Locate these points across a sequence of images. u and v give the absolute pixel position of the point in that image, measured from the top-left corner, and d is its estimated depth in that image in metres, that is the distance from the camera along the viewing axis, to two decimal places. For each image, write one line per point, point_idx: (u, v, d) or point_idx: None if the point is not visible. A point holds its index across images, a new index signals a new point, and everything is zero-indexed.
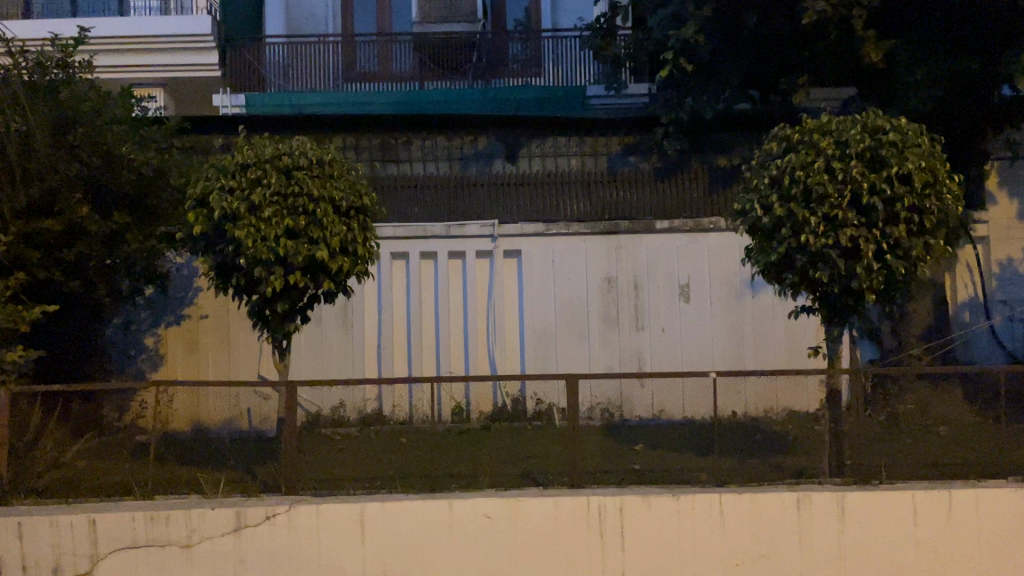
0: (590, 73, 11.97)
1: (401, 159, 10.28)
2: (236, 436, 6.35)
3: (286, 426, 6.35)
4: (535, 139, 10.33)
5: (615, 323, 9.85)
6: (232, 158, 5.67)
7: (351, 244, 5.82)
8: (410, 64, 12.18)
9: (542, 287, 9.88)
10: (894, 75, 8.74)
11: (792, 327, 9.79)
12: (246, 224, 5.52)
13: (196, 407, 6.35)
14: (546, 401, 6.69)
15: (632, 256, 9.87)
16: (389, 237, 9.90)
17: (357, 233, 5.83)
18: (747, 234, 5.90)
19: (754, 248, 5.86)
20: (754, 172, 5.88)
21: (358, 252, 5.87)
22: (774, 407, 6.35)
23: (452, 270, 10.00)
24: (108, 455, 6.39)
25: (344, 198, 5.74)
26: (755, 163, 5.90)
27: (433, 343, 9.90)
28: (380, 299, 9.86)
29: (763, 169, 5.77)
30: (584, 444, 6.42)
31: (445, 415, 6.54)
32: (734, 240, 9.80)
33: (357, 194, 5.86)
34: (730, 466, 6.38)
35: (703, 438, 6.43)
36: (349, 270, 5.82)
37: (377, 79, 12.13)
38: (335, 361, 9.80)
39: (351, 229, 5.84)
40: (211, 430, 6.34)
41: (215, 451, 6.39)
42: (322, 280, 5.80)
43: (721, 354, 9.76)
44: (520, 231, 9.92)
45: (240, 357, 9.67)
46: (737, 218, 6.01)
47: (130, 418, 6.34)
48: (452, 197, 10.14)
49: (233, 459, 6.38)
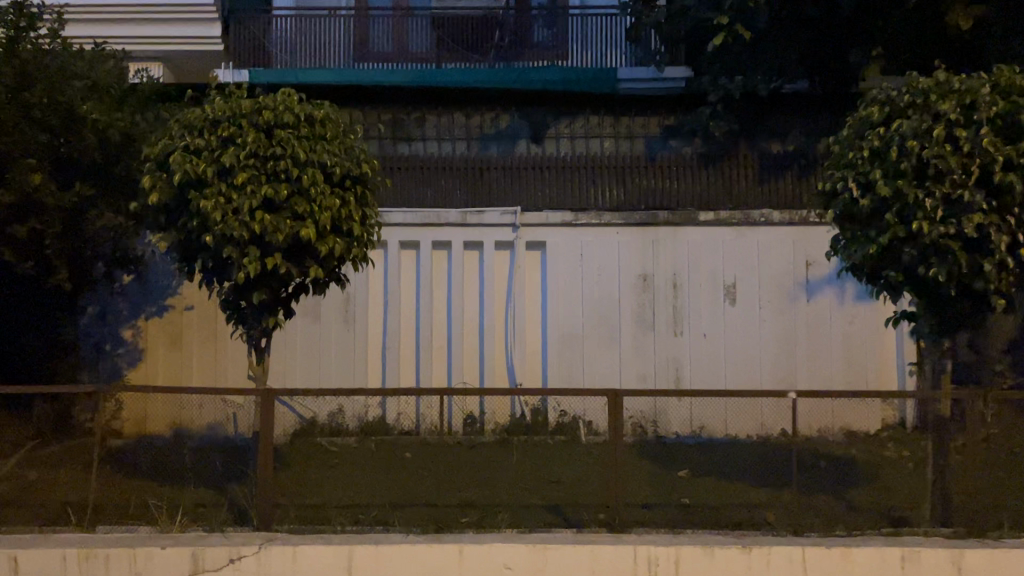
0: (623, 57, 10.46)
1: (415, 138, 9.22)
2: (198, 450, 5.36)
3: (262, 442, 5.31)
4: (563, 117, 9.24)
5: (650, 328, 8.72)
6: (200, 112, 4.60)
7: (346, 223, 4.74)
8: (427, 42, 10.78)
9: (569, 285, 8.77)
10: (983, 47, 7.56)
11: (852, 334, 8.64)
12: (214, 193, 4.46)
13: (146, 414, 5.31)
14: (570, 412, 5.99)
15: (671, 251, 8.74)
16: (398, 224, 8.80)
17: (354, 210, 4.75)
18: (834, 221, 4.77)
19: (842, 240, 4.75)
20: (846, 145, 4.76)
21: (354, 232, 4.79)
22: (831, 426, 5.44)
23: (468, 263, 8.89)
24: (51, 471, 5.38)
25: (339, 165, 4.66)
26: (847, 133, 4.78)
27: (444, 346, 8.81)
28: (385, 292, 8.79)
29: (857, 142, 4.66)
30: (625, 466, 5.41)
31: (455, 426, 5.67)
32: (788, 237, 8.67)
33: (355, 159, 4.80)
34: (799, 504, 5.32)
35: (759, 461, 5.42)
36: (343, 254, 4.73)
37: (391, 59, 10.74)
38: (334, 363, 8.75)
39: (347, 203, 4.76)
40: (161, 439, 5.34)
41: (176, 469, 5.38)
42: (308, 264, 4.74)
43: (771, 367, 8.64)
44: (545, 220, 8.78)
45: (225, 355, 8.62)
46: (821, 202, 4.90)
47: (78, 427, 5.33)
48: (469, 181, 9.04)
49: (193, 478, 5.40)
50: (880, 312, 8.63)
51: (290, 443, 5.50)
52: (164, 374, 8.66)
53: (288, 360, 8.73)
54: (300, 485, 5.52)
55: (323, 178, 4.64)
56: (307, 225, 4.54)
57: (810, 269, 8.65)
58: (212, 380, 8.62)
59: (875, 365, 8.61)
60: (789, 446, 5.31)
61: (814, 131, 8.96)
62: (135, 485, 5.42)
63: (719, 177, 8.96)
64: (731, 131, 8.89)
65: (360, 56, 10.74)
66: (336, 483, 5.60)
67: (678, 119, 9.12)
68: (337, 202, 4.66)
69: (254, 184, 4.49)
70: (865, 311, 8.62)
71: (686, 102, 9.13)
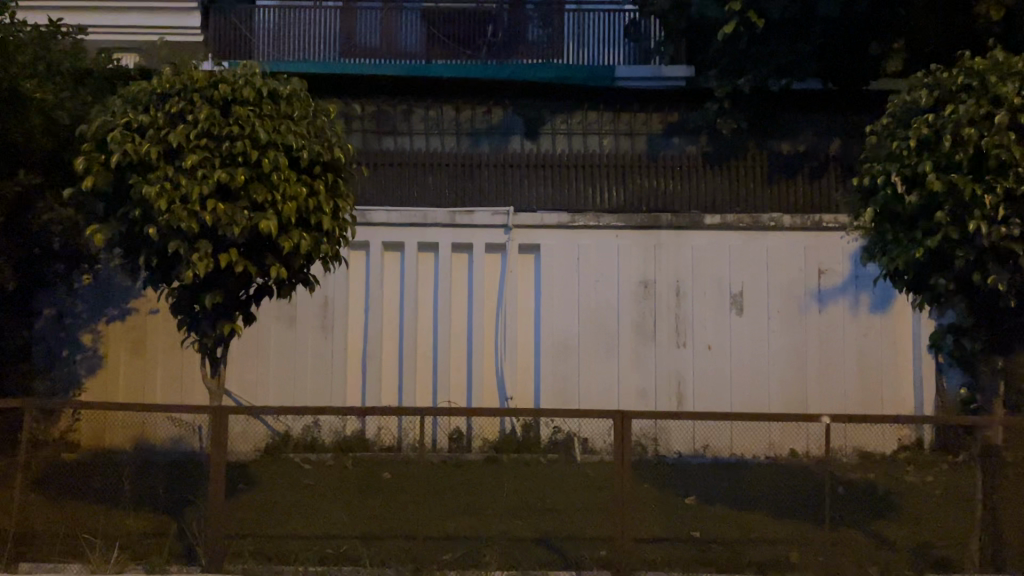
0: (621, 56, 9.54)
1: (401, 132, 8.61)
2: (147, 466, 5.00)
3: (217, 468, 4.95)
4: (560, 112, 8.66)
5: (650, 338, 8.12)
6: (147, 85, 4.10)
7: (314, 216, 4.15)
8: (417, 39, 9.70)
9: (564, 292, 8.16)
10: (1015, 45, 7.01)
11: (867, 348, 8.07)
12: (158, 177, 3.93)
13: (99, 428, 5.06)
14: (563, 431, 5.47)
15: (674, 256, 8.16)
16: (381, 224, 8.18)
17: (323, 202, 4.17)
18: (871, 220, 4.21)
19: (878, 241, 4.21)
20: (887, 134, 4.21)
21: (324, 227, 4.22)
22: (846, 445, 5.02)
23: (456, 266, 8.29)
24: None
25: (305, 149, 4.09)
26: (887, 121, 4.23)
27: (430, 356, 8.20)
28: (367, 296, 8.17)
29: (899, 130, 4.11)
30: (631, 490, 5.04)
31: (440, 444, 5.17)
32: (799, 243, 8.11)
33: (326, 143, 4.23)
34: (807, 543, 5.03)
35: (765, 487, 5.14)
36: (309, 251, 4.12)
37: (379, 55, 9.63)
38: (311, 374, 8.10)
39: (316, 193, 4.18)
40: (113, 454, 5.04)
41: (126, 486, 5.03)
42: (269, 263, 4.17)
43: (779, 383, 8.06)
44: (539, 221, 8.17)
45: (184, 370, 7.99)
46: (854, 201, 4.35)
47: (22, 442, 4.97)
48: (459, 179, 8.43)
49: (143, 498, 5.04)
50: (897, 324, 8.06)
51: (259, 462, 5.13)
52: (118, 386, 7.97)
53: (261, 369, 8.11)
54: (265, 515, 5.10)
55: (287, 163, 4.08)
56: (268, 218, 3.97)
57: (822, 277, 8.09)
58: (168, 396, 7.95)
59: (890, 382, 8.05)
60: (792, 466, 5.03)
61: (827, 130, 8.43)
62: (78, 503, 5.05)
63: (726, 177, 8.38)
64: (739, 129, 8.33)
65: (346, 50, 9.71)
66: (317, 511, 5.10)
67: (683, 116, 8.56)
68: (303, 191, 4.08)
69: (207, 168, 3.95)
70: (880, 322, 8.05)
71: (691, 97, 8.56)
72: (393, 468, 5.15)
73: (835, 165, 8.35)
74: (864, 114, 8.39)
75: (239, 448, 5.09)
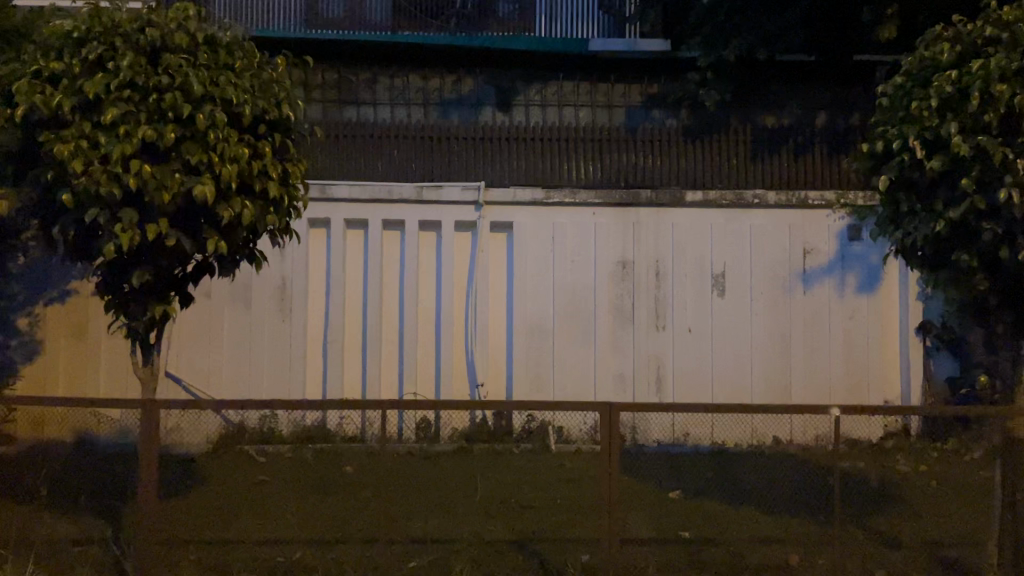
0: (597, 28, 8.83)
1: (364, 102, 8.09)
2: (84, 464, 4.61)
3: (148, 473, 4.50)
4: (534, 83, 8.18)
5: (629, 321, 7.70)
6: (63, 28, 3.89)
7: (258, 182, 3.98)
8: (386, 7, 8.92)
9: (538, 272, 7.70)
10: None
11: (853, 332, 7.73)
12: (73, 134, 3.71)
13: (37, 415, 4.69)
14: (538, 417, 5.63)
15: (654, 235, 7.73)
16: (343, 199, 7.63)
17: (269, 166, 4.01)
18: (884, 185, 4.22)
19: (899, 213, 4.23)
20: (904, 92, 4.24)
21: (267, 192, 4.05)
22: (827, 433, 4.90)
23: (424, 245, 7.79)
24: None
25: (248, 105, 3.92)
26: (903, 79, 4.25)
27: (396, 340, 7.73)
28: (328, 278, 7.65)
29: (916, 90, 4.14)
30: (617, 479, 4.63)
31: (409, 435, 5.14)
32: (784, 221, 7.72)
33: (271, 99, 4.07)
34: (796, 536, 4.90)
35: (751, 480, 5.20)
36: (252, 219, 3.95)
37: (345, 26, 8.80)
38: (267, 361, 7.56)
39: (260, 156, 4.02)
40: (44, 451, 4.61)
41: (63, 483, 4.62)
42: (204, 234, 3.97)
43: (763, 368, 7.70)
44: (512, 198, 7.68)
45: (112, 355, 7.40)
46: (864, 166, 4.39)
47: None
48: (427, 152, 7.89)
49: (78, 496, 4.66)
50: (884, 306, 7.73)
51: (210, 455, 4.90)
52: (46, 373, 7.38)
53: (214, 355, 7.55)
54: (221, 519, 4.73)
55: (226, 119, 3.90)
56: (205, 183, 3.78)
57: (808, 257, 7.72)
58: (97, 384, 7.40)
59: (879, 367, 7.71)
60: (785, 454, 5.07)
61: (812, 103, 8.07)
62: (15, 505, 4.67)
63: (707, 151, 7.96)
64: (723, 102, 7.94)
65: (312, 24, 8.76)
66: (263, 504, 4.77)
67: (663, 88, 8.14)
68: (246, 153, 3.91)
69: (132, 125, 3.73)
70: (866, 304, 7.71)
71: (672, 68, 8.12)
72: (349, 458, 4.75)
73: (819, 140, 7.96)
74: (851, 87, 8.05)
75: (189, 441, 4.78)
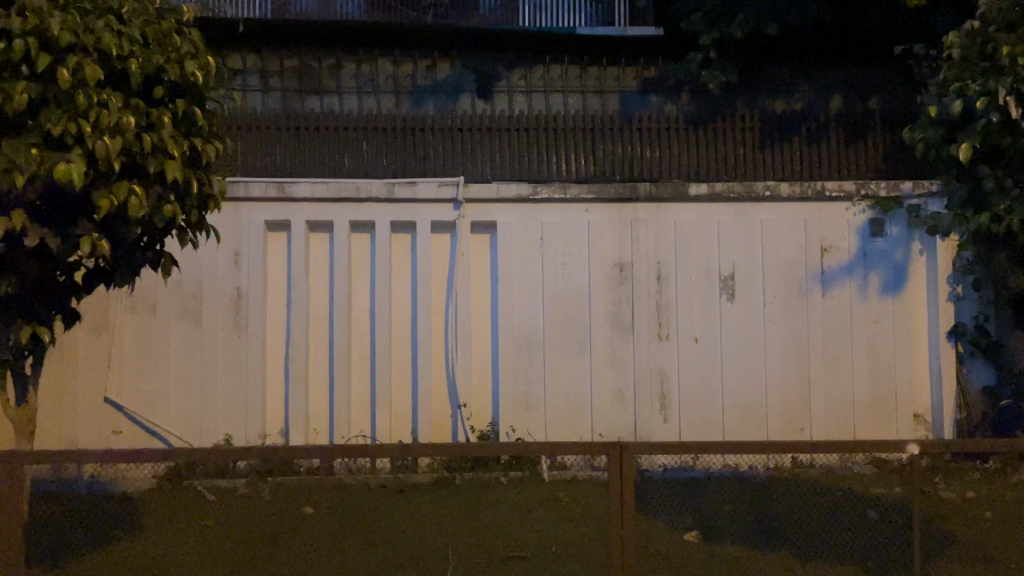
0: (583, 14, 8.14)
1: (329, 91, 7.31)
2: None
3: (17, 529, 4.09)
4: (516, 68, 7.45)
5: (629, 331, 6.87)
6: None
7: (152, 160, 3.57)
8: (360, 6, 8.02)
9: (524, 277, 6.86)
10: None
11: (878, 339, 6.90)
12: None
13: None
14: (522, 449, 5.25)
15: (654, 234, 6.91)
16: (305, 199, 6.77)
17: (167, 138, 3.61)
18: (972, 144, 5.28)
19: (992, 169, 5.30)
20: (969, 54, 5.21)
21: (158, 168, 3.61)
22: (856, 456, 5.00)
23: (397, 248, 6.94)
24: None
25: (135, 60, 3.51)
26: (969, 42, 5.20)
27: (367, 357, 6.88)
28: (289, 287, 6.80)
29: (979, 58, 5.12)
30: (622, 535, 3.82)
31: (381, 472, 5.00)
32: (799, 216, 6.93)
33: (168, 55, 3.66)
34: None
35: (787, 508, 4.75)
36: (140, 207, 3.51)
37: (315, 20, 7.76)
38: (220, 384, 6.70)
39: (157, 128, 3.61)
40: None
41: None
42: (83, 225, 3.56)
43: (778, 380, 6.89)
44: (494, 194, 6.85)
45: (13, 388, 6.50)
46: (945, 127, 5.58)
47: None
48: (401, 146, 7.05)
49: None
50: (911, 309, 6.91)
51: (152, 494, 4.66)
52: None
53: (159, 379, 6.68)
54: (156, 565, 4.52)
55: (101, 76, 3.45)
56: (71, 159, 3.33)
57: (826, 255, 6.90)
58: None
59: (906, 378, 6.89)
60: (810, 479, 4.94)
61: (826, 85, 7.40)
62: None
63: (712, 138, 7.16)
64: (727, 84, 7.26)
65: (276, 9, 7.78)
66: (200, 552, 4.57)
67: (659, 71, 7.42)
68: (132, 122, 3.48)
69: None
70: (892, 307, 6.89)
71: (669, 49, 7.43)
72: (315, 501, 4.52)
73: (836, 124, 7.19)
74: (865, 67, 7.39)
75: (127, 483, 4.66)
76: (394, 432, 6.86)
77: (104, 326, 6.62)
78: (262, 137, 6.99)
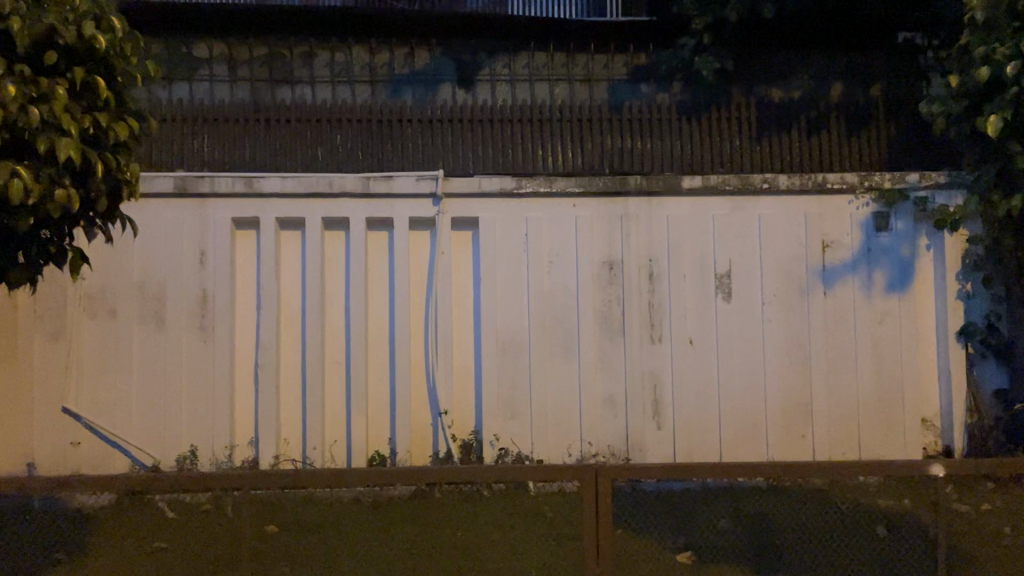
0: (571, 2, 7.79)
1: (300, 81, 6.93)
2: None
3: None
4: (499, 56, 7.08)
5: (619, 333, 6.47)
6: None
7: (41, 137, 3.15)
8: None
9: (508, 276, 6.46)
10: None
11: (884, 341, 6.51)
12: None
13: None
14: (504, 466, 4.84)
15: (646, 229, 6.51)
16: (274, 194, 6.36)
17: (58, 111, 3.18)
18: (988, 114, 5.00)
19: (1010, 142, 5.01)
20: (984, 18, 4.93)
21: (49, 146, 3.19)
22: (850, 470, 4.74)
23: (374, 246, 6.54)
24: None
25: (17, 22, 3.08)
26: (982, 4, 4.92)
27: (341, 363, 6.47)
28: (258, 287, 6.41)
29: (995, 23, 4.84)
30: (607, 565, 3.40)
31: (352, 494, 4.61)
32: (799, 209, 6.53)
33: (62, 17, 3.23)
34: None
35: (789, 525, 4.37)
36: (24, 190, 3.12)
37: None
38: (185, 393, 6.30)
39: (47, 100, 3.19)
40: None
41: None
42: None
43: (777, 384, 6.50)
44: (476, 188, 6.44)
45: None
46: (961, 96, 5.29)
47: None
48: (377, 138, 6.65)
49: None
50: (918, 308, 6.52)
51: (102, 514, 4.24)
52: None
53: (122, 388, 6.27)
54: None
55: None
56: None
57: (828, 252, 6.51)
58: None
59: (914, 381, 6.49)
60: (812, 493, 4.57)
61: (825, 72, 7.04)
62: None
63: (706, 130, 6.78)
64: (722, 72, 6.88)
65: None
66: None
67: (650, 58, 7.05)
68: (12, 93, 3.08)
69: None
70: (898, 306, 6.50)
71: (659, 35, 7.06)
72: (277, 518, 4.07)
73: (837, 113, 6.81)
74: (866, 54, 7.02)
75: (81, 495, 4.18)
76: (370, 442, 6.47)
77: (62, 331, 6.23)
78: (230, 130, 6.61)
